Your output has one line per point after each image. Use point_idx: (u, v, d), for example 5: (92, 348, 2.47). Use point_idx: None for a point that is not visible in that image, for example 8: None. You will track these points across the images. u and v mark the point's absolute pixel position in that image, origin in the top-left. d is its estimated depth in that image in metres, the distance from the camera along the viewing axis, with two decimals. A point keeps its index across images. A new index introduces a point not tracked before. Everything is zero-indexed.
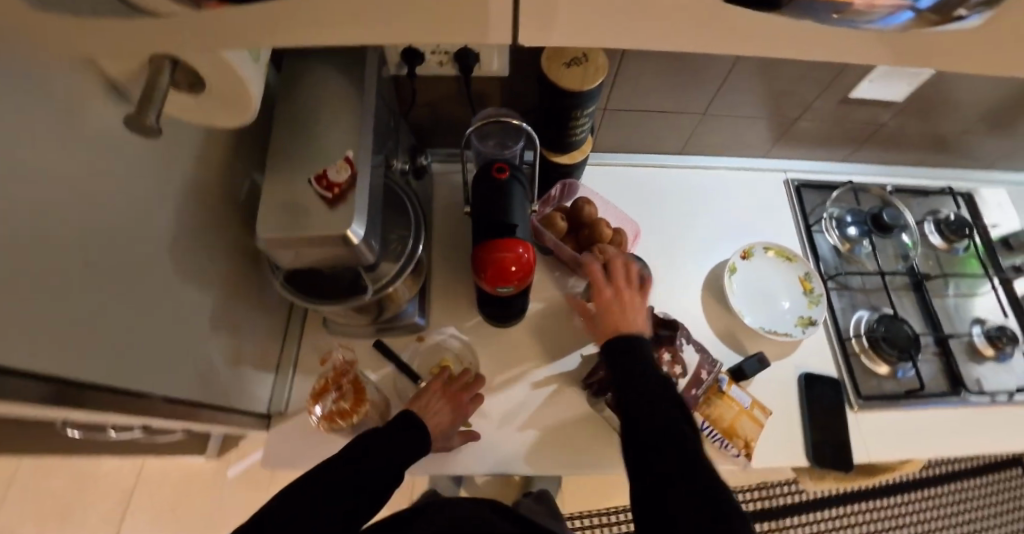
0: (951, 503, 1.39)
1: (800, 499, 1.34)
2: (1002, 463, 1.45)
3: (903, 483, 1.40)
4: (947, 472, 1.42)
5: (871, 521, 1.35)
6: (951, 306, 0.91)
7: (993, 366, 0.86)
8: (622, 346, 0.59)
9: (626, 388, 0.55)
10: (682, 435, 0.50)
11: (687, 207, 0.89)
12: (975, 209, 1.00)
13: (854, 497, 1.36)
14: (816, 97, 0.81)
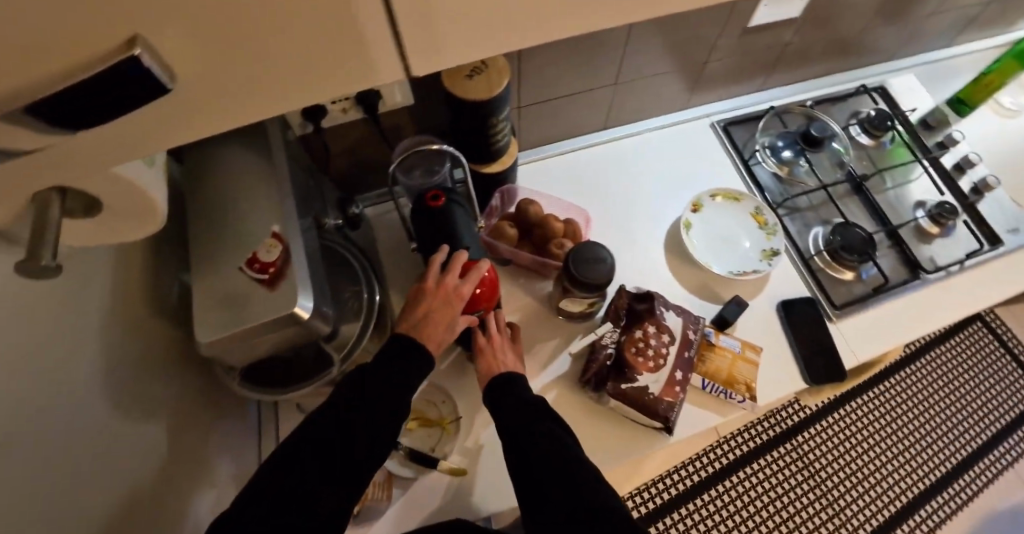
0: (939, 372, 1.48)
1: (807, 412, 1.41)
2: (968, 320, 1.56)
3: (894, 368, 1.48)
4: (926, 345, 1.51)
5: (875, 411, 1.42)
6: (892, 198, 0.95)
7: (941, 242, 0.91)
8: (504, 382, 0.60)
9: (505, 412, 0.57)
10: (549, 440, 0.54)
11: (627, 179, 0.90)
12: (890, 99, 1.04)
13: (854, 394, 1.44)
14: (718, 36, 0.82)
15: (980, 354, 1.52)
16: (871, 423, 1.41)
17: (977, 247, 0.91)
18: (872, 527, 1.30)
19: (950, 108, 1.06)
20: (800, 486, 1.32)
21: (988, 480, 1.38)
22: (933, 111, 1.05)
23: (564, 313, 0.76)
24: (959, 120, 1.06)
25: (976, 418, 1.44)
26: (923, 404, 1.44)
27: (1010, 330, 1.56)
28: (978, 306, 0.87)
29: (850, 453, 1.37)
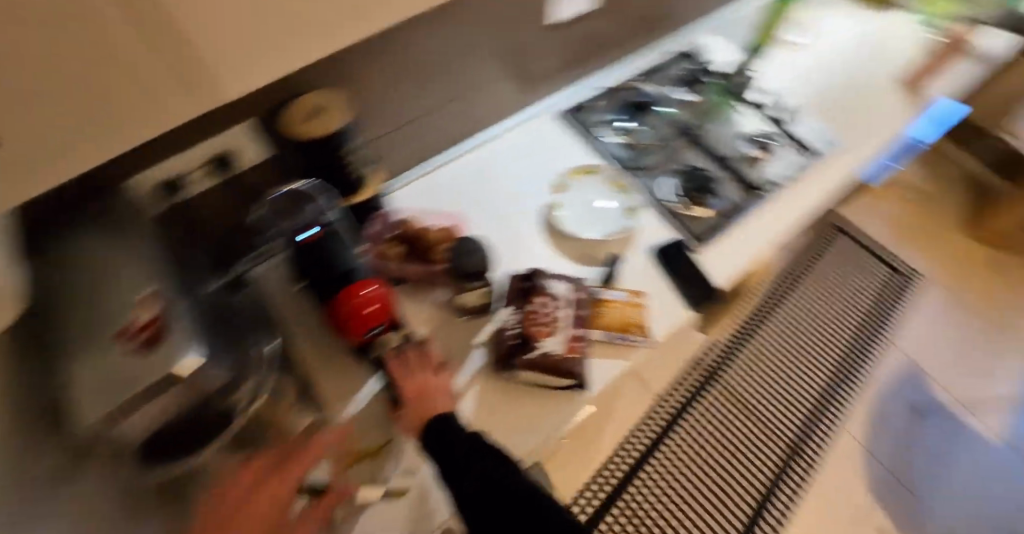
0: (816, 276, 1.71)
1: (726, 345, 1.55)
2: (829, 227, 1.81)
3: (782, 284, 1.68)
4: (800, 257, 1.74)
5: (780, 326, 1.60)
6: (722, 136, 1.09)
7: (769, 162, 1.06)
8: (438, 428, 0.65)
9: (446, 454, 0.62)
10: (480, 462, 0.61)
11: (491, 180, 0.98)
12: (700, 57, 1.21)
13: (759, 317, 1.61)
14: (531, 39, 0.94)
15: (842, 252, 1.78)
16: (780, 337, 1.58)
17: (794, 161, 1.07)
18: (806, 427, 1.45)
19: (746, 56, 1.25)
20: (738, 412, 1.45)
21: (881, 354, 1.60)
22: (734, 60, 1.23)
23: (466, 311, 0.81)
24: (756, 63, 1.25)
25: (856, 306, 1.68)
26: (814, 308, 1.65)
27: (856, 226, 1.85)
28: (806, 209, 1.03)
29: (771, 369, 1.53)
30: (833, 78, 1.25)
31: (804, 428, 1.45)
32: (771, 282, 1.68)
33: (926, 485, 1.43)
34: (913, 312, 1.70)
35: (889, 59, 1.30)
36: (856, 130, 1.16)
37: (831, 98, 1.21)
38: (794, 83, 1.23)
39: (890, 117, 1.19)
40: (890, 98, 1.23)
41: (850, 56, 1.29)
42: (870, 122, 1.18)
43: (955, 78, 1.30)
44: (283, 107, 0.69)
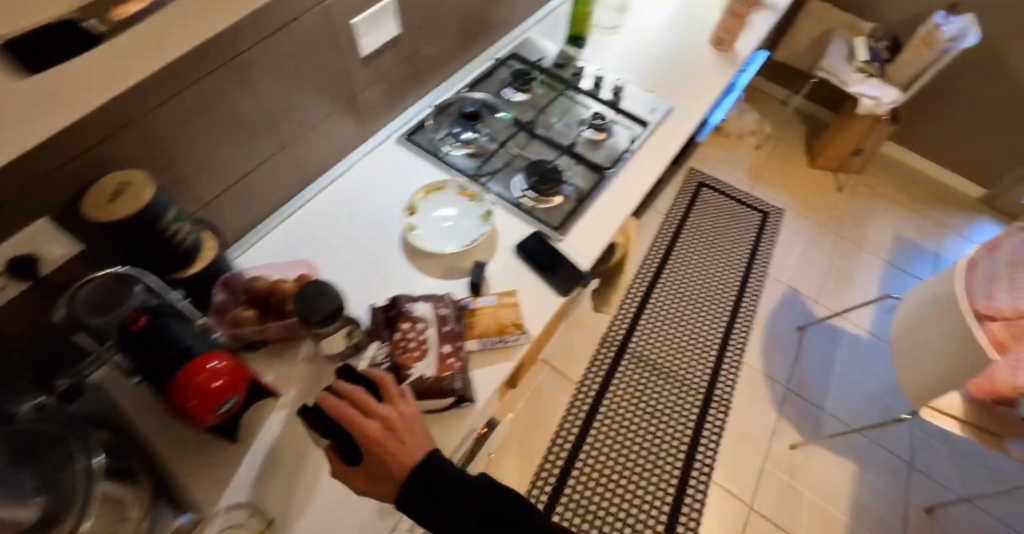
0: (692, 232, 1.89)
1: (630, 313, 1.66)
2: (695, 188, 2.03)
3: (665, 246, 1.84)
4: (674, 219, 1.92)
5: (673, 283, 1.75)
6: (563, 125, 1.13)
7: (609, 141, 1.11)
8: (420, 466, 0.53)
9: (435, 494, 0.52)
10: (480, 492, 0.52)
11: (344, 218, 0.99)
12: (530, 55, 1.26)
13: (654, 280, 1.74)
14: (348, 72, 0.95)
15: (709, 206, 1.98)
16: (675, 294, 1.72)
17: (633, 134, 1.12)
18: (713, 369, 1.58)
19: (572, 46, 1.30)
20: (653, 372, 1.55)
21: (762, 288, 1.79)
22: (563, 51, 1.28)
23: (334, 357, 0.79)
24: (585, 50, 1.30)
25: (731, 250, 1.86)
26: (697, 261, 1.82)
27: (715, 181, 2.07)
28: (653, 176, 1.07)
29: (673, 324, 1.65)
30: (656, 49, 1.31)
31: (712, 370, 1.58)
32: (656, 247, 1.83)
33: (821, 391, 1.59)
34: (780, 245, 1.93)
35: (703, 20, 1.39)
36: (684, 94, 1.23)
37: (658, 67, 1.27)
38: (622, 60, 1.28)
39: (712, 77, 1.27)
40: (709, 58, 1.31)
41: (669, 25, 1.37)
42: (696, 85, 1.25)
43: (755, 30, 1.42)
44: (87, 195, 0.61)
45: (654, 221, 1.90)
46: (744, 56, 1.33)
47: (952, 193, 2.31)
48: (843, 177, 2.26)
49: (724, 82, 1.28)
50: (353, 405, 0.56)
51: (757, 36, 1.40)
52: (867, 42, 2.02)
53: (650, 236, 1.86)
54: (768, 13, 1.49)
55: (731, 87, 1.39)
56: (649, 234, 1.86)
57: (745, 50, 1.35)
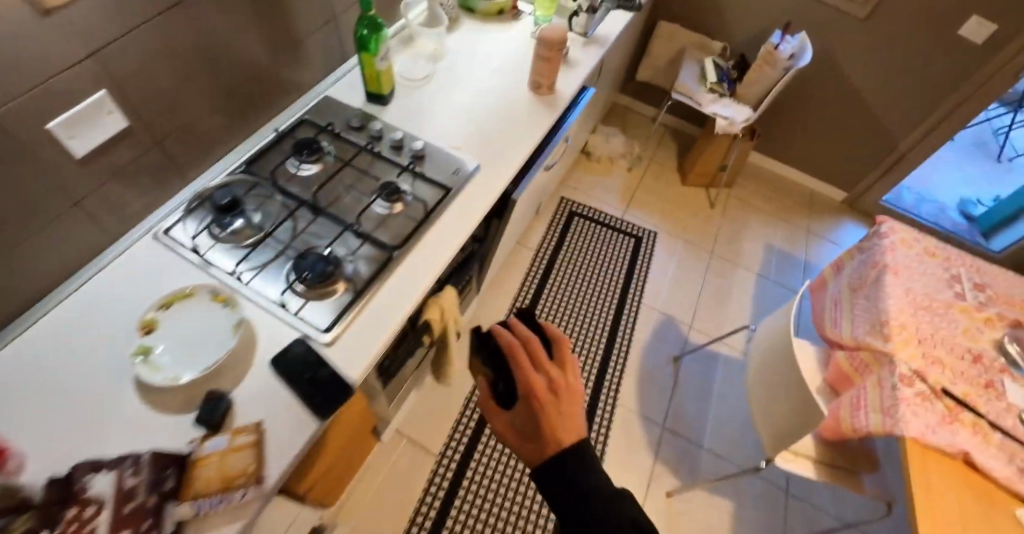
0: (559, 276, 1.94)
1: (503, 351, 1.70)
2: (567, 219, 2.14)
3: (532, 296, 1.88)
4: (542, 265, 1.97)
5: (545, 316, 1.81)
6: (353, 199, 1.01)
7: (405, 212, 1.00)
8: (561, 423, 0.58)
9: (562, 455, 0.57)
10: (592, 477, 0.56)
11: (62, 350, 0.78)
12: (323, 118, 1.17)
13: (526, 315, 1.81)
14: (51, 180, 0.74)
15: (578, 247, 2.05)
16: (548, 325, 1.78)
17: (433, 200, 1.02)
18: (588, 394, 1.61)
19: (376, 103, 1.20)
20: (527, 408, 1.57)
21: (635, 310, 1.86)
22: (363, 109, 1.20)
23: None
24: (390, 104, 1.21)
25: (598, 289, 1.91)
26: (569, 291, 1.89)
27: (584, 220, 2.16)
28: (453, 248, 0.97)
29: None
30: (470, 102, 1.26)
31: (590, 399, 1.60)
32: (527, 282, 1.91)
33: (699, 428, 1.57)
34: (652, 267, 2.04)
35: (521, 67, 1.36)
36: (498, 147, 1.16)
37: (471, 119, 1.21)
38: (430, 115, 1.20)
39: (528, 127, 1.22)
40: (527, 106, 1.27)
41: (485, 73, 1.32)
42: (511, 137, 1.19)
43: (579, 69, 1.37)
44: None
45: (524, 258, 1.98)
46: (566, 99, 1.28)
47: (818, 198, 2.46)
48: (715, 192, 2.38)
49: (542, 132, 1.23)
50: (524, 348, 0.63)
51: (581, 76, 1.36)
52: (714, 62, 2.09)
53: (517, 285, 1.90)
54: (593, 47, 1.44)
55: (559, 130, 1.32)
56: (520, 271, 1.94)
57: (566, 92, 1.30)
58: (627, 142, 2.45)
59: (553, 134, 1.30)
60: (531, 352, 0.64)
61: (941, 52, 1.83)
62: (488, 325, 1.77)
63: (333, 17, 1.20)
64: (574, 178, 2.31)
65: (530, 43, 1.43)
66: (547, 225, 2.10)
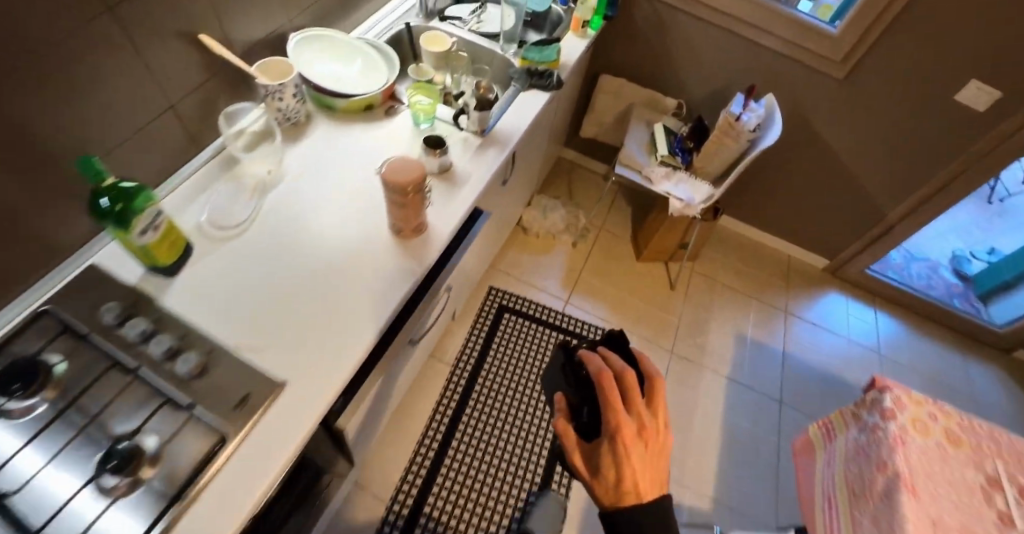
0: (479, 401, 1.63)
1: (404, 511, 1.40)
2: (496, 316, 1.82)
3: (444, 431, 1.55)
4: (460, 385, 1.65)
5: (461, 454, 1.52)
6: (66, 472, 0.63)
7: (153, 491, 0.64)
8: (637, 482, 0.57)
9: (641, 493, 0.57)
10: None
11: None
12: (69, 306, 0.77)
13: (438, 452, 1.51)
14: None
15: (504, 357, 1.74)
16: (464, 466, 1.50)
17: (204, 460, 0.67)
18: None
19: (160, 272, 0.84)
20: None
21: None
22: (138, 284, 0.83)
23: None
24: (182, 271, 0.85)
25: (524, 416, 1.62)
26: (491, 417, 1.60)
27: (515, 317, 1.83)
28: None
29: (459, 512, 1.42)
30: (305, 254, 0.91)
31: None
32: (441, 406, 1.60)
33: None
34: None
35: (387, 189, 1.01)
36: (328, 337, 0.82)
37: (300, 286, 0.87)
38: (239, 284, 0.86)
39: (381, 290, 0.88)
40: (386, 256, 0.92)
41: (335, 207, 0.98)
42: (354, 314, 0.84)
43: (467, 187, 1.01)
44: None
45: (440, 374, 1.67)
46: (440, 241, 0.93)
47: (795, 264, 2.15)
48: (676, 266, 2.05)
49: (402, 295, 0.89)
50: (615, 380, 0.60)
51: (468, 199, 1.00)
52: (665, 128, 1.76)
53: (427, 417, 1.57)
54: (491, 151, 1.08)
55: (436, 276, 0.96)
56: (434, 392, 1.63)
57: (443, 228, 0.95)
58: (570, 212, 2.10)
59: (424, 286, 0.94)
60: (622, 383, 0.61)
61: (934, 117, 1.53)
62: (390, 472, 1.46)
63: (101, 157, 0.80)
64: (508, 264, 1.95)
65: (408, 148, 1.07)
66: (468, 329, 1.77)
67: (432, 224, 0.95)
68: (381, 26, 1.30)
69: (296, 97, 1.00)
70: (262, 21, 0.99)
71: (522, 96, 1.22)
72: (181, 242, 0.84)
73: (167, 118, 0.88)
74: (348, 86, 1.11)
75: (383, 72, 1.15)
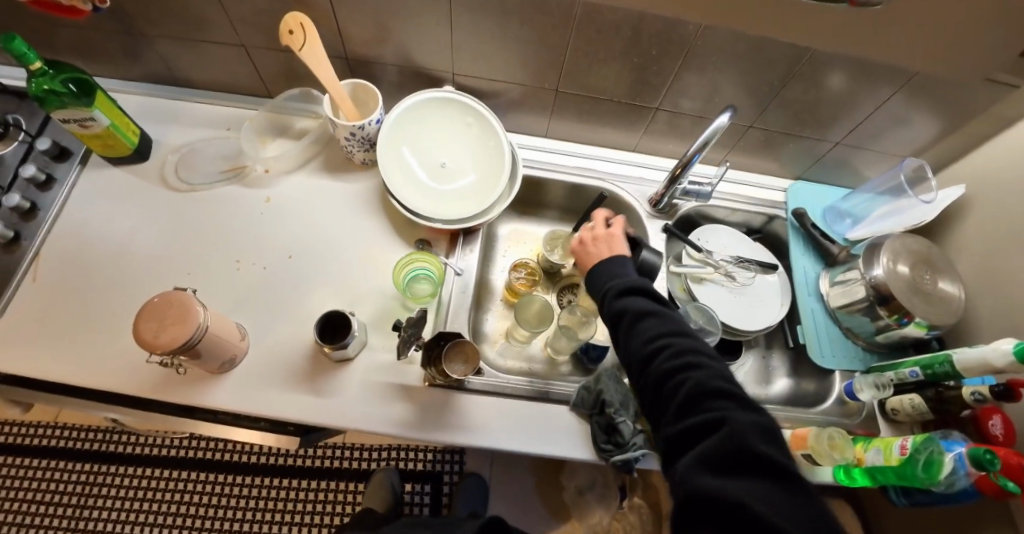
0: (299, 497, 1.19)
1: (159, 453, 1.21)
2: (425, 476, 1.24)
3: (257, 465, 1.22)
4: (327, 465, 1.22)
5: (223, 498, 1.18)
6: None
7: None
8: (606, 269, 0.67)
9: (613, 307, 0.61)
10: (640, 300, 0.59)
11: None
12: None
13: (197, 464, 1.21)
14: None
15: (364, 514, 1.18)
16: (179, 506, 1.17)
17: None
18: None
19: (111, 159, 0.78)
20: (32, 510, 1.15)
21: None
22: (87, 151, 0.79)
23: None
24: (117, 167, 0.79)
25: None
26: (251, 523, 1.17)
27: (427, 509, 1.21)
28: None
29: (123, 517, 1.16)
30: (149, 258, 0.72)
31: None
32: (262, 448, 1.23)
33: None
34: None
35: (278, 295, 0.71)
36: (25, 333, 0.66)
37: (102, 270, 0.71)
38: (94, 223, 0.74)
39: (92, 374, 0.63)
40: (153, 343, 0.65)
41: (228, 251, 0.74)
42: (48, 361, 0.64)
43: (309, 397, 0.64)
44: None
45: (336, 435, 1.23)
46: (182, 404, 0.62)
47: None
48: None
49: (96, 389, 0.64)
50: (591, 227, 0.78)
51: (283, 413, 0.63)
52: None
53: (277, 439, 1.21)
54: (397, 407, 0.65)
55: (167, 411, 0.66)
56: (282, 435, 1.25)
57: (213, 402, 0.63)
58: (616, 525, 1.15)
59: (140, 406, 0.65)
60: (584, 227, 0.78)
61: None
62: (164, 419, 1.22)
63: (147, 35, 0.73)
64: (503, 468, 1.24)
65: (361, 292, 0.73)
66: (408, 450, 1.26)
67: (222, 378, 0.64)
68: (590, 170, 0.91)
69: (348, 141, 0.75)
70: (421, 62, 0.77)
71: (555, 405, 0.69)
72: (125, 151, 0.76)
73: (239, 56, 0.75)
74: (436, 186, 0.80)
75: (489, 206, 0.77)
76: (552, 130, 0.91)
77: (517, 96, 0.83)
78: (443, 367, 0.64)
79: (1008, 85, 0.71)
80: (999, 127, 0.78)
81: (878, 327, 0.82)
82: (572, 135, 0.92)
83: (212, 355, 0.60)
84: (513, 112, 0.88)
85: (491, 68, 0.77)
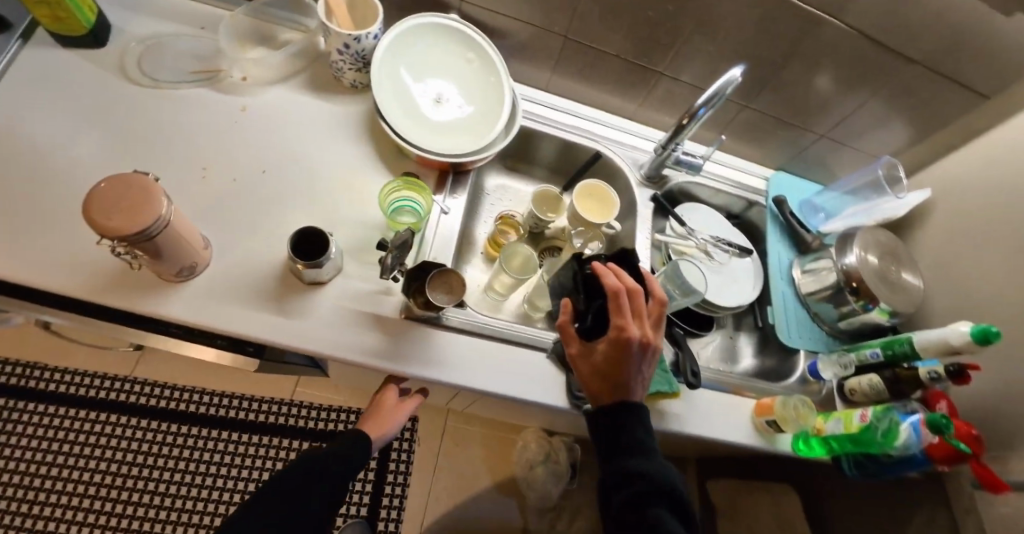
0: (246, 451, 1.09)
1: (86, 394, 1.08)
2: None
3: (198, 415, 1.10)
4: (276, 421, 1.13)
5: (156, 446, 1.07)
6: None
7: None
8: (626, 406, 0.48)
9: (610, 427, 0.48)
10: (637, 428, 0.48)
11: None
12: None
13: (127, 408, 1.08)
14: None
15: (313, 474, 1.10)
16: (99, 451, 1.05)
17: None
18: None
19: (65, 41, 0.69)
20: None
21: None
22: (31, 31, 0.69)
23: None
24: (67, 51, 0.69)
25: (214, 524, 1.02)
26: (185, 476, 1.05)
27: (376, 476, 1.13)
28: None
29: (36, 458, 1.03)
30: (101, 149, 0.64)
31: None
32: (195, 397, 1.12)
33: None
34: None
35: (247, 206, 0.65)
36: None
37: (40, 155, 0.62)
38: (32, 102, 0.65)
39: (17, 265, 0.55)
40: (96, 240, 0.58)
41: (185, 152, 0.67)
42: None
43: (274, 316, 0.59)
44: None
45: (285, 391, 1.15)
46: (128, 306, 0.56)
47: None
48: None
49: (23, 284, 0.56)
50: (621, 293, 0.50)
51: (240, 328, 0.58)
52: None
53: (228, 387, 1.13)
54: (369, 336, 0.61)
55: (108, 315, 0.59)
56: (224, 385, 1.14)
57: (165, 311, 0.57)
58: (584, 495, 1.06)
59: (74, 306, 0.58)
60: (619, 291, 0.50)
61: None
62: (92, 355, 1.11)
63: None
64: (455, 437, 1.19)
65: (338, 215, 0.68)
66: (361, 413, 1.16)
67: (179, 286, 0.58)
68: (585, 130, 0.90)
69: (340, 56, 0.70)
70: None
71: (534, 352, 0.67)
72: (78, 30, 0.67)
73: None
74: (429, 117, 0.75)
75: (485, 144, 0.74)
76: (550, 85, 0.90)
77: (524, 40, 0.81)
78: (425, 298, 0.60)
79: (976, 92, 0.77)
80: (965, 136, 0.84)
81: (841, 312, 0.86)
82: (570, 93, 0.91)
83: (170, 256, 0.54)
84: (515, 59, 0.85)
85: (502, 4, 0.74)
